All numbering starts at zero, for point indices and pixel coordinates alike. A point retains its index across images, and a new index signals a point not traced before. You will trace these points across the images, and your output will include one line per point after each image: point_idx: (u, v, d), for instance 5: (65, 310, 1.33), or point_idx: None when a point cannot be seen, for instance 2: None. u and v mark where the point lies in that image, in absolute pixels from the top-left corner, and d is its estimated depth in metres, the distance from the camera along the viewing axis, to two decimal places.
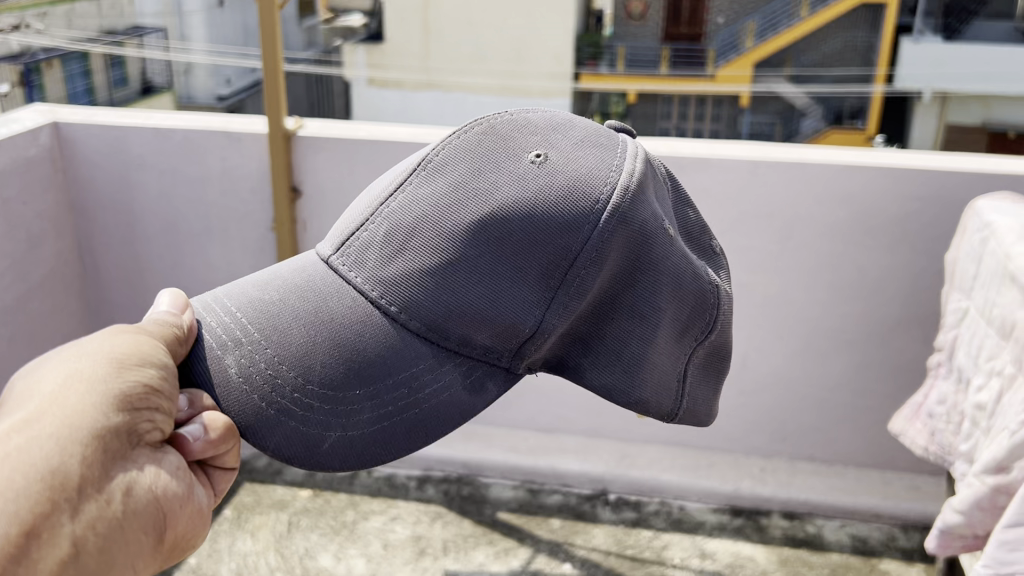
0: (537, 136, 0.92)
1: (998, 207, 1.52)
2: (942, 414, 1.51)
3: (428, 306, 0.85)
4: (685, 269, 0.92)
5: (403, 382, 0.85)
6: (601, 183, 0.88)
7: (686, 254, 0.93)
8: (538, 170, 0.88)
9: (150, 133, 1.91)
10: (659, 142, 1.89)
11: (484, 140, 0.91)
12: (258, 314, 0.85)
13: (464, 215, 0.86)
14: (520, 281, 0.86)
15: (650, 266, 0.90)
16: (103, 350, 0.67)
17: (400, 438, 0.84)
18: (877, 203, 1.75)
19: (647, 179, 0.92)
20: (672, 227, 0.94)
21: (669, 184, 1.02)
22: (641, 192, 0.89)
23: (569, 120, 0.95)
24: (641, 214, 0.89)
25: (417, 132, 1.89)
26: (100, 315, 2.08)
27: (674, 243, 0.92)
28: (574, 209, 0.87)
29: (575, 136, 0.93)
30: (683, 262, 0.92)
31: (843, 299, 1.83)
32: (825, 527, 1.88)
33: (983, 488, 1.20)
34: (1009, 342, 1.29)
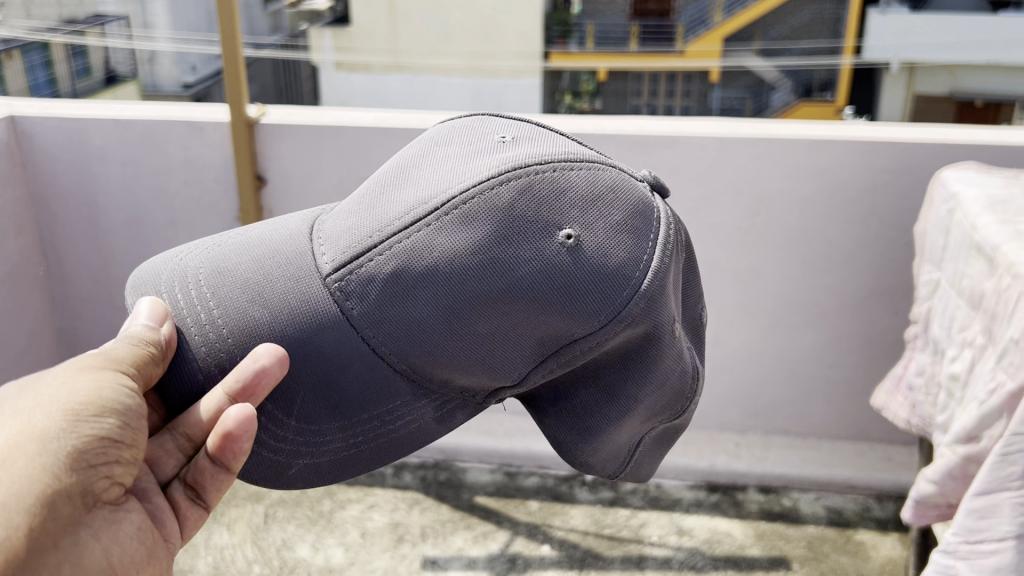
0: (578, 206, 0.85)
1: (963, 177, 1.53)
2: (921, 386, 1.52)
3: (414, 354, 0.84)
4: (678, 366, 0.91)
5: (379, 414, 0.86)
6: (624, 283, 0.84)
7: (683, 348, 0.92)
8: (566, 253, 0.83)
9: (109, 125, 1.87)
10: (626, 119, 1.86)
11: (522, 199, 0.84)
12: (233, 318, 0.84)
13: (475, 285, 0.82)
14: (515, 348, 0.85)
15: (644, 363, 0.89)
16: (60, 401, 0.72)
17: (366, 461, 0.87)
18: (846, 176, 1.75)
19: (673, 275, 0.88)
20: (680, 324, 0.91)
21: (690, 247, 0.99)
22: (661, 306, 0.86)
23: (612, 184, 0.88)
24: (655, 321, 0.86)
25: (382, 116, 1.87)
26: (65, 310, 2.05)
27: (675, 339, 0.90)
28: (592, 301, 0.84)
29: (619, 216, 0.86)
30: (676, 363, 0.91)
31: (814, 274, 1.84)
32: (800, 500, 1.91)
33: (955, 457, 1.21)
34: (979, 313, 1.30)
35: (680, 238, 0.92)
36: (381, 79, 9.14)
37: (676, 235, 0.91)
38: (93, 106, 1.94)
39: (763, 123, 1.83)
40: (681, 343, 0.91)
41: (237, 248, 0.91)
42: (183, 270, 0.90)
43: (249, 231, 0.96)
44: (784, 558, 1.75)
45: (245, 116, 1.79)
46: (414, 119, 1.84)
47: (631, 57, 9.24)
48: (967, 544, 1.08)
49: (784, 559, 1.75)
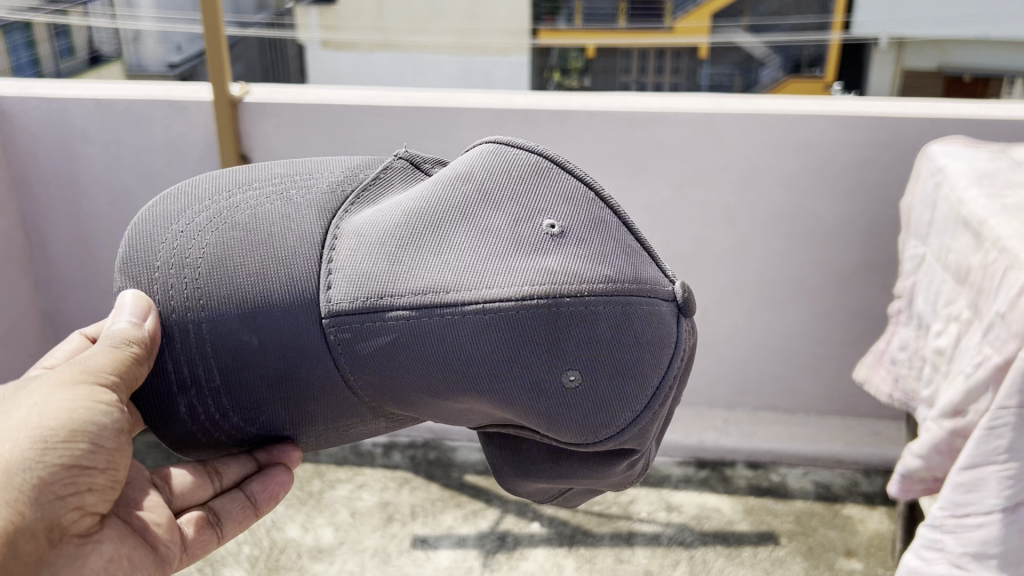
0: (599, 351, 0.71)
1: (949, 151, 1.52)
2: (904, 360, 1.52)
3: (382, 401, 0.75)
4: (639, 470, 0.84)
5: (338, 426, 0.77)
6: (610, 428, 0.74)
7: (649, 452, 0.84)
8: (560, 392, 0.72)
9: (91, 105, 1.85)
10: (612, 95, 1.85)
11: (542, 327, 0.70)
12: (219, 339, 0.72)
13: (458, 386, 0.72)
14: (487, 417, 0.77)
15: (603, 472, 0.80)
16: (30, 425, 0.74)
17: (314, 447, 0.81)
18: (833, 151, 1.75)
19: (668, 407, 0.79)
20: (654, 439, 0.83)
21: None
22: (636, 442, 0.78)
23: (646, 323, 0.73)
24: (635, 448, 0.78)
25: (366, 94, 1.85)
26: (50, 292, 2.04)
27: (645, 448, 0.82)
28: (571, 430, 0.74)
29: (639, 371, 0.73)
30: (636, 469, 0.84)
31: (800, 249, 1.83)
32: (788, 475, 1.94)
33: (940, 431, 1.21)
34: (965, 287, 1.30)
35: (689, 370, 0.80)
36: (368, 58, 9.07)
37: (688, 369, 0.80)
38: (74, 86, 1.92)
39: (749, 99, 1.82)
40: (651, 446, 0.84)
41: (237, 227, 0.74)
42: (171, 240, 0.74)
43: (257, 193, 0.77)
44: (773, 533, 1.76)
45: (228, 94, 1.77)
46: (399, 96, 1.83)
47: (621, 34, 9.18)
48: (952, 518, 1.09)
49: (772, 534, 1.76)
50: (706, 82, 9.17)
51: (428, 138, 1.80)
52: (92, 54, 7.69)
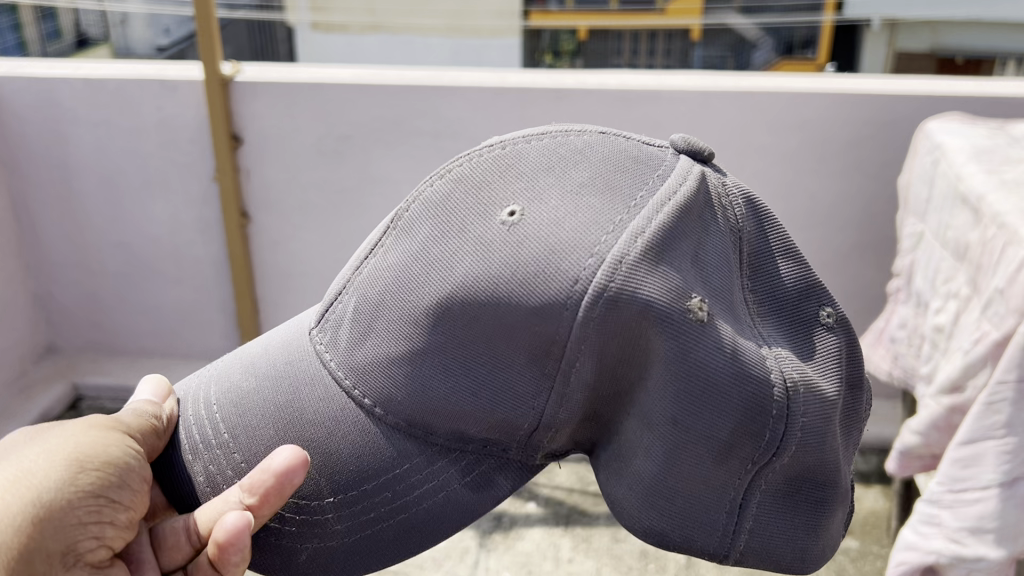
0: (533, 179, 0.65)
1: (947, 128, 1.52)
2: (903, 338, 1.52)
3: (401, 400, 0.65)
4: (758, 378, 0.61)
5: (387, 483, 0.67)
6: (586, 252, 0.60)
7: (761, 353, 0.62)
8: (507, 234, 0.62)
9: (80, 85, 1.83)
10: (608, 74, 1.83)
11: (460, 191, 0.67)
12: (238, 406, 0.72)
13: (411, 302, 0.65)
14: (506, 368, 0.63)
15: (681, 377, 0.60)
16: (65, 448, 0.66)
17: (388, 543, 0.69)
18: (830, 129, 1.74)
19: (687, 243, 0.62)
20: (749, 329, 0.63)
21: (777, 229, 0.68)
22: (665, 288, 0.59)
23: (593, 157, 0.66)
24: (648, 283, 0.59)
25: (359, 72, 1.84)
26: (41, 275, 2.03)
27: (739, 336, 0.62)
28: (540, 286, 0.60)
29: (580, 177, 0.64)
30: (751, 374, 0.61)
31: (797, 229, 1.83)
32: None
33: (940, 408, 1.20)
34: (964, 264, 1.30)
35: (718, 215, 0.65)
36: (359, 40, 9.02)
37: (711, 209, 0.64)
38: (64, 66, 1.89)
39: (745, 77, 1.81)
40: (753, 341, 0.62)
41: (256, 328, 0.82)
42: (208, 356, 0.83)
43: None
44: None
45: (219, 74, 1.75)
46: (393, 75, 1.81)
47: (613, 16, 9.15)
48: (951, 493, 1.08)
49: None
50: (698, 64, 9.22)
51: (423, 118, 1.78)
52: (80, 35, 7.67)
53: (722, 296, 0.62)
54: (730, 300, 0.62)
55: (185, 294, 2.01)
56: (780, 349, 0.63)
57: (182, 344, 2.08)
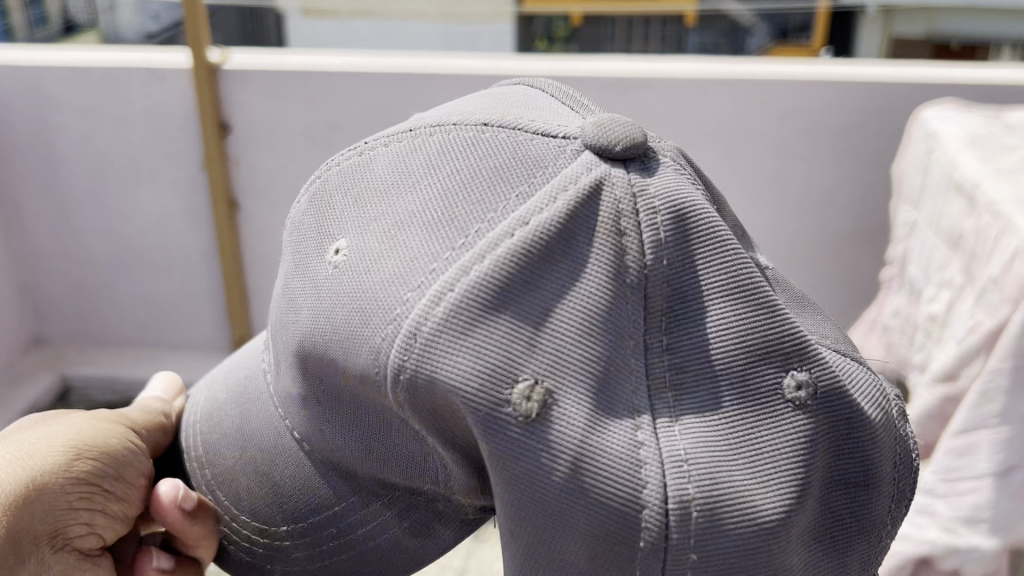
0: (390, 192, 0.56)
1: (943, 115, 1.50)
2: (897, 327, 1.51)
3: (314, 443, 0.62)
4: (609, 492, 0.50)
5: (324, 519, 0.64)
6: (392, 316, 0.51)
7: (636, 457, 0.50)
8: (337, 274, 0.55)
9: (66, 72, 1.81)
10: (599, 60, 1.82)
11: (331, 195, 0.61)
12: (211, 428, 0.71)
13: (284, 345, 0.60)
14: (377, 424, 0.57)
15: (511, 488, 0.50)
16: (67, 432, 0.65)
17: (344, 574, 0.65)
18: (824, 116, 1.72)
19: (537, 315, 0.50)
20: (632, 421, 0.51)
21: (730, 272, 0.53)
22: (485, 383, 0.50)
23: (480, 166, 0.54)
24: (445, 367, 0.50)
25: (349, 59, 1.82)
26: (28, 265, 2.01)
27: (600, 436, 0.50)
28: (353, 347, 0.53)
29: (425, 198, 0.54)
30: (604, 487, 0.50)
31: (791, 216, 1.81)
32: None
33: (933, 398, 1.19)
34: (957, 253, 1.29)
35: (619, 262, 0.51)
36: None
37: (612, 255, 0.51)
38: (49, 53, 1.87)
39: (739, 63, 1.79)
40: (627, 441, 0.50)
41: None
42: None
43: None
44: None
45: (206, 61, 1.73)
46: (384, 61, 1.79)
47: None
48: (945, 483, 1.07)
49: None
50: None
51: (413, 105, 1.76)
52: None
53: (589, 381, 0.50)
54: (605, 382, 0.50)
55: (175, 284, 2.00)
56: (683, 451, 0.50)
57: (172, 334, 2.06)
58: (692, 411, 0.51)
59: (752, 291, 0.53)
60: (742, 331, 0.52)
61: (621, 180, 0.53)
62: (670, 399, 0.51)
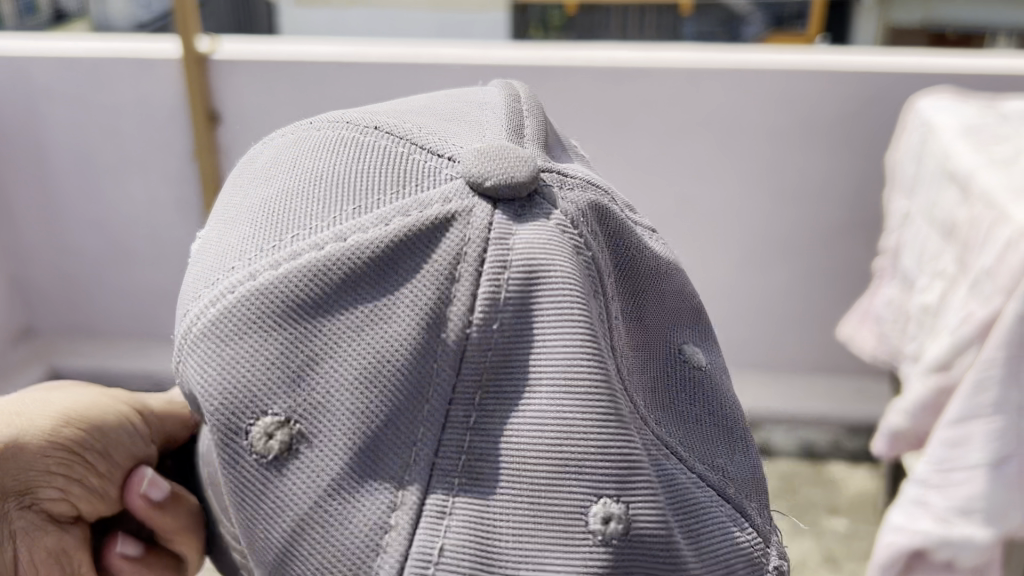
0: (253, 185, 0.51)
1: (937, 105, 1.50)
2: (889, 317, 1.51)
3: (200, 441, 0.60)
4: (331, 559, 0.46)
5: None
6: (187, 309, 0.49)
7: (373, 542, 0.45)
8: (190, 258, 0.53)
9: (54, 62, 1.79)
10: (593, 49, 1.80)
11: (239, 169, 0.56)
12: None
13: None
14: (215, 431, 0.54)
15: (252, 518, 0.48)
16: (72, 397, 0.61)
17: None
18: (818, 106, 1.71)
19: (314, 357, 0.45)
20: (386, 502, 0.45)
21: (563, 369, 0.45)
22: (239, 411, 0.46)
23: (326, 188, 0.48)
24: (199, 381, 0.47)
25: (340, 47, 1.80)
26: (18, 256, 2.00)
27: (345, 505, 0.46)
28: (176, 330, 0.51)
29: (256, 208, 0.49)
30: (326, 556, 0.46)
31: (786, 206, 1.81)
32: (773, 435, 1.93)
33: (926, 388, 1.19)
34: (950, 243, 1.28)
35: (429, 324, 0.45)
36: None
37: (426, 314, 0.45)
38: (36, 42, 1.85)
39: (732, 52, 1.78)
40: (373, 520, 0.45)
41: None
42: None
43: None
44: None
45: (195, 51, 1.71)
46: (376, 50, 1.78)
47: None
48: (939, 473, 1.07)
49: None
50: None
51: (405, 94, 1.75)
52: None
53: (350, 445, 0.45)
54: (368, 452, 0.45)
55: (166, 274, 1.99)
56: (433, 561, 0.44)
57: (163, 324, 2.06)
58: (472, 508, 0.45)
59: (585, 376, 0.45)
60: (562, 440, 0.45)
61: (484, 219, 0.46)
62: (449, 490, 0.45)
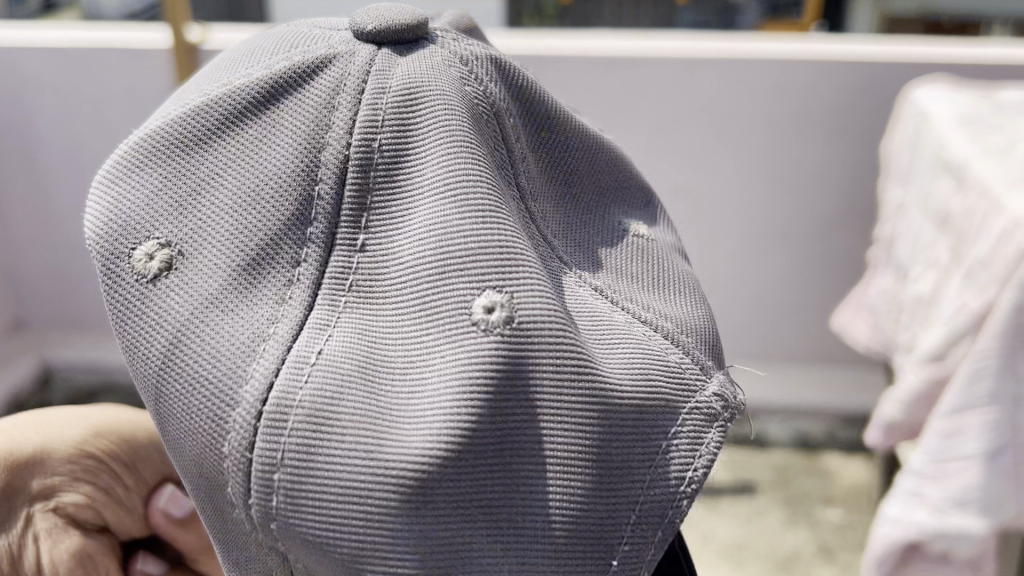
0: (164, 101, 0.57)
1: (933, 94, 1.49)
2: (883, 307, 1.50)
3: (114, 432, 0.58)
4: (212, 363, 0.46)
5: None
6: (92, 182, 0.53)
7: (249, 351, 0.46)
8: None
9: (42, 51, 1.77)
10: (587, 38, 1.79)
11: None
12: None
13: None
14: None
15: (130, 349, 0.48)
16: (104, 418, 0.66)
17: None
18: (812, 95, 1.70)
19: (202, 180, 0.49)
20: (267, 315, 0.47)
21: (442, 169, 0.48)
22: (129, 237, 0.49)
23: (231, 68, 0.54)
24: (94, 223, 0.50)
25: None
26: (9, 247, 1.99)
27: (223, 318, 0.47)
28: None
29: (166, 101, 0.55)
30: (200, 372, 0.46)
31: (781, 196, 1.80)
32: (767, 425, 1.94)
33: (922, 379, 1.18)
34: (945, 233, 1.28)
35: (315, 139, 0.49)
36: None
37: (311, 132, 0.49)
38: (24, 32, 1.83)
39: (728, 42, 1.77)
40: (255, 324, 0.47)
41: None
42: None
43: None
44: (750, 484, 1.77)
45: (185, 40, 1.68)
46: None
47: None
48: (934, 464, 1.06)
49: (750, 485, 1.76)
50: None
51: None
52: None
53: (235, 260, 0.48)
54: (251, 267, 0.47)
55: None
56: (316, 353, 0.45)
57: None
58: (358, 308, 0.48)
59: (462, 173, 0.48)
60: (444, 234, 0.47)
61: (370, 49, 0.52)
62: (332, 298, 0.48)
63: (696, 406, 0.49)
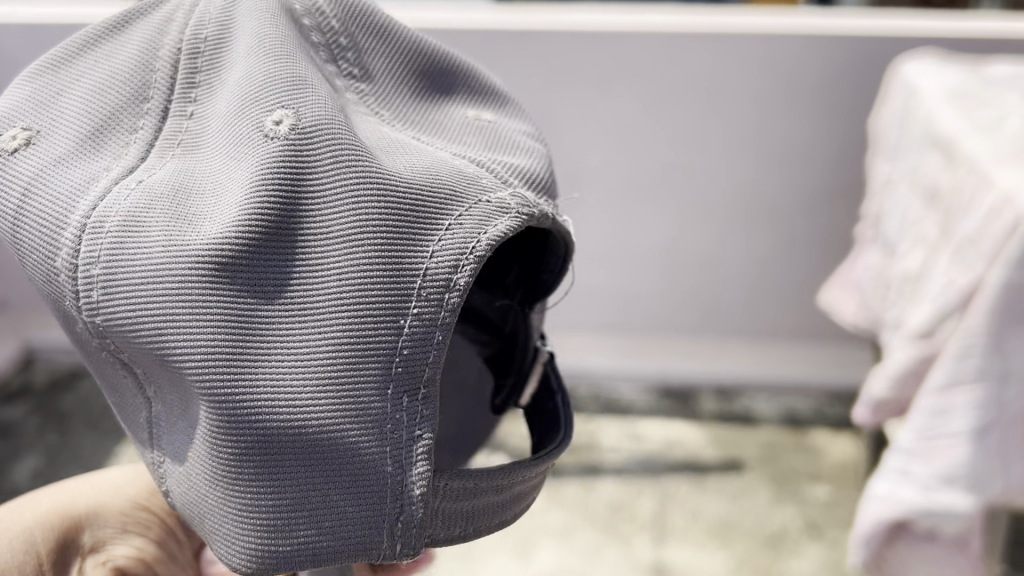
0: None
1: (923, 70, 1.47)
2: (871, 285, 1.49)
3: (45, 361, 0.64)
4: (55, 196, 0.56)
5: None
6: None
7: (88, 182, 0.56)
8: None
9: (19, 28, 1.73)
10: (574, 12, 1.77)
11: None
12: None
13: None
14: None
15: None
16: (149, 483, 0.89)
17: None
18: (800, 69, 1.68)
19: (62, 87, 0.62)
20: (108, 162, 0.58)
21: (251, 39, 0.61)
22: None
23: None
24: None
25: None
26: None
27: (68, 167, 0.57)
28: None
29: None
30: (46, 206, 0.56)
31: (768, 172, 1.79)
32: (758, 401, 1.98)
33: (911, 356, 1.17)
34: (933, 210, 1.26)
35: (151, 45, 0.63)
36: None
37: (148, 43, 0.63)
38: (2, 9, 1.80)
39: (715, 15, 1.74)
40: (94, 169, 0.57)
41: None
42: None
43: None
44: (738, 461, 1.77)
45: None
46: None
47: None
48: (922, 442, 1.06)
49: (738, 462, 1.77)
50: None
51: None
52: None
53: (83, 129, 0.59)
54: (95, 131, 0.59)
55: None
56: (137, 180, 0.56)
57: None
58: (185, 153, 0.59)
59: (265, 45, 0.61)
60: (252, 84, 0.58)
61: None
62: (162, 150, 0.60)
63: (482, 203, 0.58)
